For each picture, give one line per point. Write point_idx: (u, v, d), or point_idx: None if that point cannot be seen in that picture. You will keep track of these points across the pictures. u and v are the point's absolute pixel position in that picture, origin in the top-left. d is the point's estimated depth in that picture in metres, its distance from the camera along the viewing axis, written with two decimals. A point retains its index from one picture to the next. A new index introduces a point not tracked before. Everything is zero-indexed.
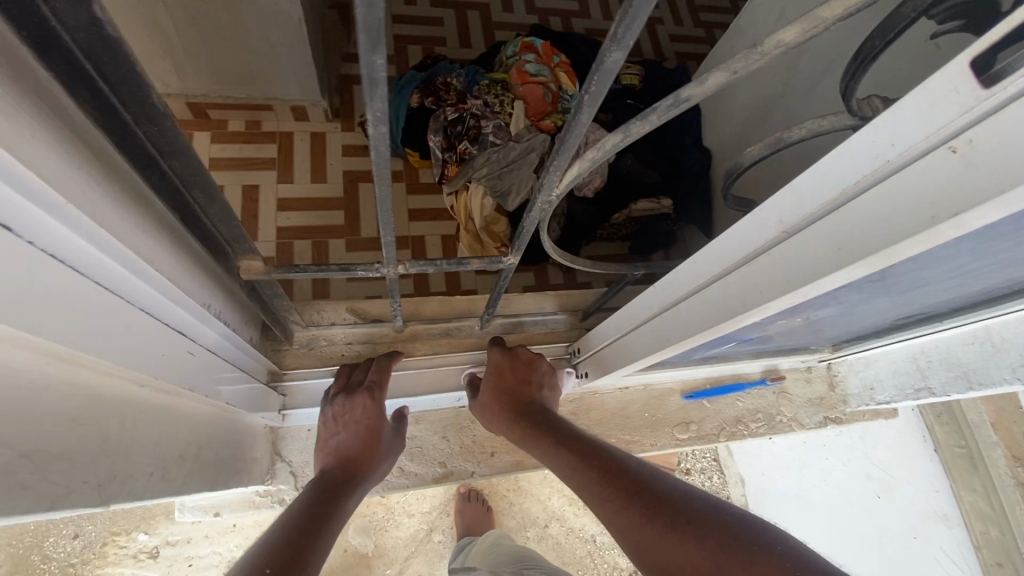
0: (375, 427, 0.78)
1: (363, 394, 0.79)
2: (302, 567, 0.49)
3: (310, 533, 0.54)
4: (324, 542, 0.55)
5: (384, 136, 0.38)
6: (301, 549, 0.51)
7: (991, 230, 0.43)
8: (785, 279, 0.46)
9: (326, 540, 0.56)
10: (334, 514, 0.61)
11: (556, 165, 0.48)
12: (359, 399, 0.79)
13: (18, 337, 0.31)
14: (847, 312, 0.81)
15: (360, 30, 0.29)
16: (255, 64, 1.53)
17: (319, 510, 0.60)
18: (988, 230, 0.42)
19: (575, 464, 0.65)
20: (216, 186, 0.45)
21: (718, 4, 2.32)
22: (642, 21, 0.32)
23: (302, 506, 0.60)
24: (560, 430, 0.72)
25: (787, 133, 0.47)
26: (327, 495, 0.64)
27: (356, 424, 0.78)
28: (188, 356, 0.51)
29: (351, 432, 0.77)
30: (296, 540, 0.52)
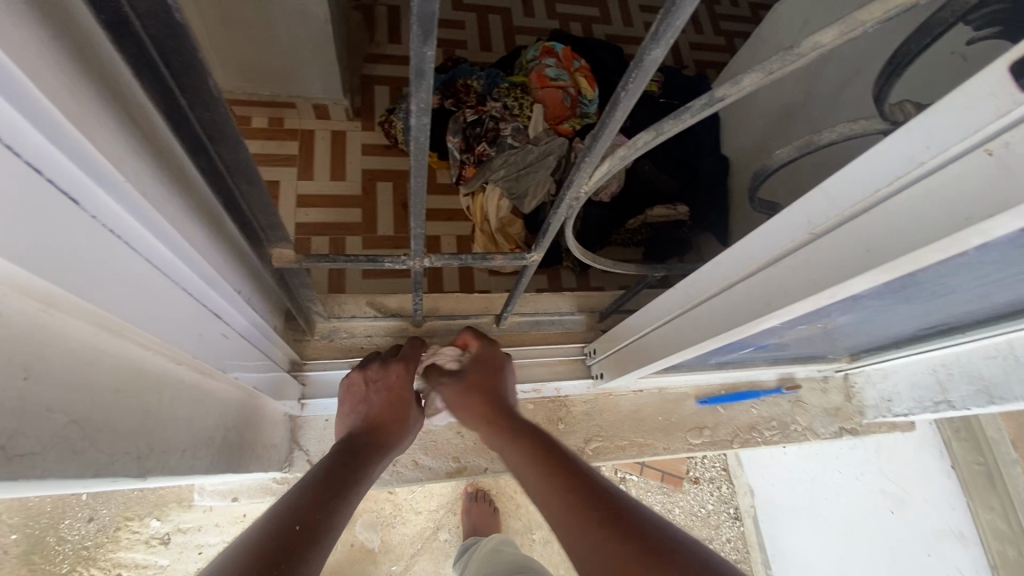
0: (404, 398, 0.78)
1: (396, 365, 0.80)
2: (319, 532, 0.49)
3: (330, 498, 0.54)
4: (344, 508, 0.55)
5: (426, 128, 0.39)
6: (320, 514, 0.51)
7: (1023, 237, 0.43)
8: (812, 281, 0.47)
9: (346, 505, 0.56)
10: (355, 480, 0.61)
11: (586, 163, 0.48)
12: (393, 370, 0.80)
13: (77, 308, 0.33)
14: (868, 320, 0.80)
15: (413, 21, 0.30)
16: (281, 61, 1.56)
17: (342, 475, 0.60)
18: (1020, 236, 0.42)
19: (534, 459, 0.60)
20: (257, 174, 0.47)
21: (739, 13, 2.32)
22: (682, 20, 0.33)
23: (323, 471, 0.59)
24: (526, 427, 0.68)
25: (817, 137, 0.48)
26: (351, 459, 0.64)
27: (386, 392, 0.78)
28: (221, 338, 0.52)
29: (380, 400, 0.77)
30: (316, 504, 0.52)
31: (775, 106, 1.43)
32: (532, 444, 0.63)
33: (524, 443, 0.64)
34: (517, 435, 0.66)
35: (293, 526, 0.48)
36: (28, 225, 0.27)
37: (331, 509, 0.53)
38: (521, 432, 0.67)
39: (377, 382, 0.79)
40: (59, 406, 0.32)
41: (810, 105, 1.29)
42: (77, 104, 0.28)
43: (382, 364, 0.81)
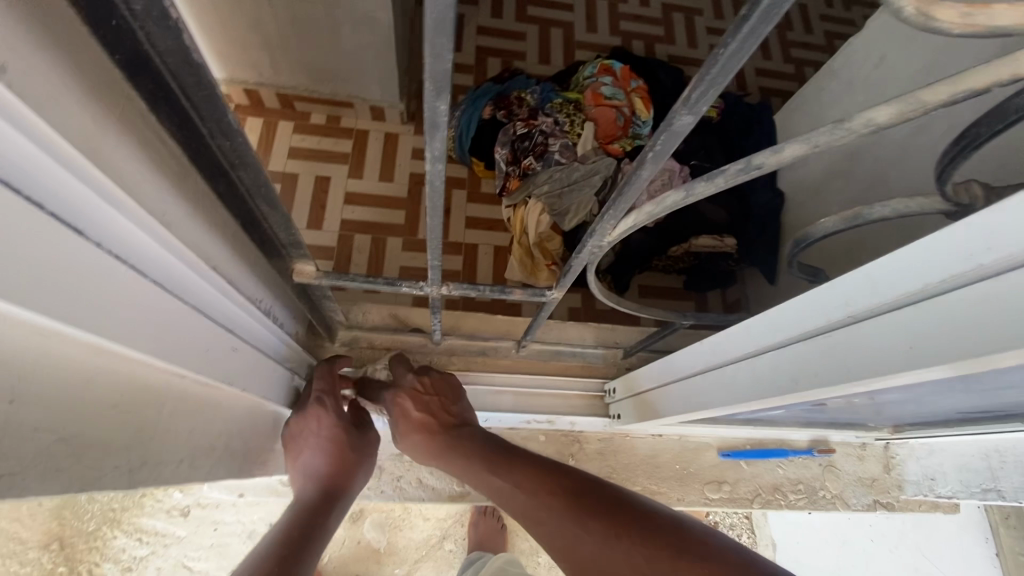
0: (336, 437, 0.74)
1: (330, 408, 0.75)
2: None
3: None
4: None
5: (440, 173, 0.38)
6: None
7: None
8: (844, 368, 0.42)
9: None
10: (307, 551, 0.60)
11: (610, 213, 0.46)
12: (311, 413, 0.75)
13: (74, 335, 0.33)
14: (915, 397, 0.74)
15: (426, 78, 0.29)
16: (342, 63, 1.61)
17: (285, 551, 0.58)
18: None
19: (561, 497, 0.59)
20: (277, 197, 0.47)
21: (813, 43, 2.22)
22: (718, 90, 0.31)
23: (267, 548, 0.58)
24: (520, 456, 0.67)
25: (867, 210, 0.44)
26: (304, 530, 0.62)
27: (316, 438, 0.74)
28: (230, 351, 0.53)
29: (314, 447, 0.73)
30: None
31: (839, 148, 1.35)
32: (547, 468, 0.64)
33: (501, 469, 0.66)
34: (492, 459, 0.68)
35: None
36: (25, 254, 0.27)
37: None
38: (501, 452, 0.68)
39: (310, 429, 0.74)
40: (49, 424, 0.33)
41: (877, 151, 1.21)
42: (89, 136, 0.29)
43: (308, 405, 0.75)
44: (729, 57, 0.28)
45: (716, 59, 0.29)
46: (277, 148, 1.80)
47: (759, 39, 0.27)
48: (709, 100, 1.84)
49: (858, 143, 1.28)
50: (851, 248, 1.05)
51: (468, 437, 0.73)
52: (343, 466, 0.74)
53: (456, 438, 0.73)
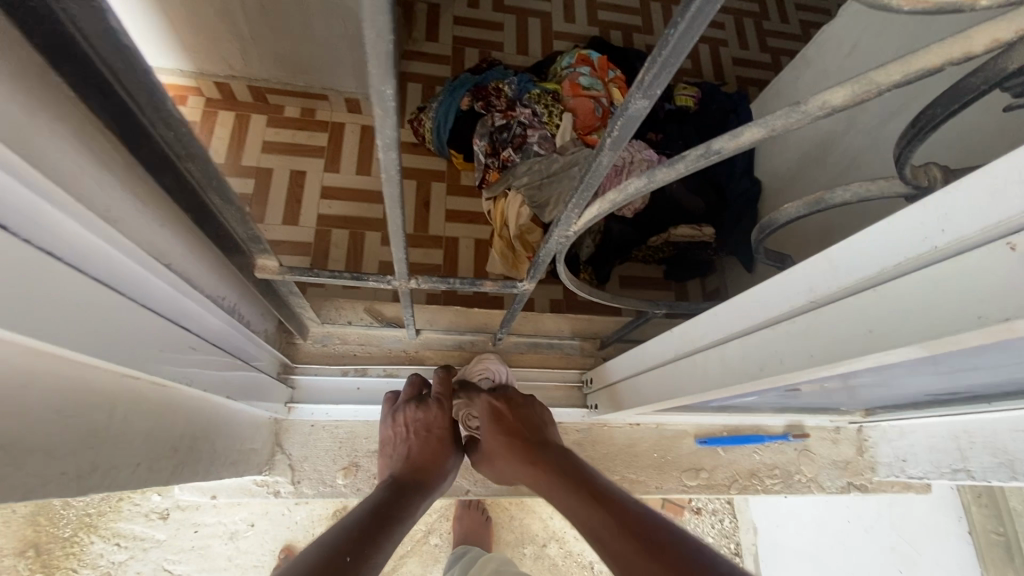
0: (440, 434, 0.78)
1: (444, 409, 0.81)
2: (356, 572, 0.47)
3: (373, 536, 0.53)
4: (388, 547, 0.55)
5: (394, 162, 0.37)
6: (368, 547, 0.51)
7: None
8: (808, 354, 0.42)
9: (390, 542, 0.55)
10: (402, 519, 0.60)
11: (573, 203, 0.45)
12: (429, 409, 0.80)
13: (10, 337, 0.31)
14: (885, 381, 0.75)
15: (368, 60, 0.28)
16: (315, 54, 1.57)
17: (381, 512, 0.59)
18: None
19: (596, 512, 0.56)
20: (231, 189, 0.45)
21: (787, 32, 2.23)
22: (672, 72, 0.30)
23: (368, 508, 0.59)
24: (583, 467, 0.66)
25: (829, 194, 0.44)
26: (398, 499, 0.63)
27: (422, 430, 0.77)
28: (188, 349, 0.52)
29: (418, 435, 0.77)
30: (361, 539, 0.52)
31: (813, 136, 1.36)
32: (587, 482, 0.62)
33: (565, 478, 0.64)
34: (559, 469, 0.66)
35: (350, 554, 0.49)
36: None
37: (371, 551, 0.51)
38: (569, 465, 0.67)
39: (424, 422, 0.78)
40: None
41: (849, 139, 1.22)
42: (15, 131, 0.27)
43: (427, 402, 0.81)
44: (679, 38, 0.28)
45: (668, 39, 0.28)
46: (250, 142, 1.75)
47: (708, 19, 0.27)
48: (686, 89, 1.85)
49: (831, 132, 1.29)
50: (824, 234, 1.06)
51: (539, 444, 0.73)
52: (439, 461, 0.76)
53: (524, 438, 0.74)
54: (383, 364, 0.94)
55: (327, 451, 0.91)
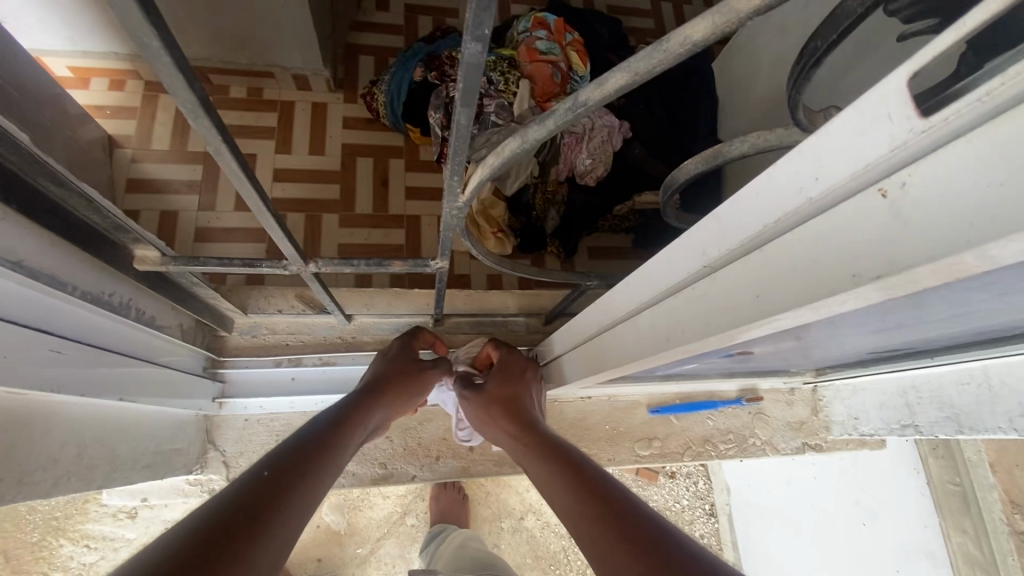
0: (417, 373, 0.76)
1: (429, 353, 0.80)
2: (278, 503, 0.44)
3: (307, 464, 0.50)
4: (327, 477, 0.52)
5: (210, 130, 0.35)
6: (300, 475, 0.48)
7: (971, 283, 0.33)
8: (705, 323, 0.39)
9: (331, 469, 0.53)
10: (346, 444, 0.58)
11: (450, 171, 0.41)
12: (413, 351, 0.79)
13: None
14: (827, 341, 0.73)
15: (122, 15, 0.25)
16: (249, 27, 1.48)
17: (326, 436, 0.56)
18: (964, 283, 0.33)
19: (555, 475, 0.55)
20: (61, 170, 0.43)
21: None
22: (496, 9, 0.26)
23: (313, 431, 0.56)
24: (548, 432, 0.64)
25: (727, 147, 0.40)
26: (348, 423, 0.61)
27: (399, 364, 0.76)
28: (50, 354, 0.47)
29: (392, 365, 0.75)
30: (289, 468, 0.49)
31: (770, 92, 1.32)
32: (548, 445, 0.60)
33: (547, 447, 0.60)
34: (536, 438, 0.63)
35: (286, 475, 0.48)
36: None
37: (305, 480, 0.48)
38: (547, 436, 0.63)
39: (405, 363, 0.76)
40: None
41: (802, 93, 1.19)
42: None
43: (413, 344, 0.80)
44: None
45: None
46: (193, 124, 1.63)
47: None
48: None
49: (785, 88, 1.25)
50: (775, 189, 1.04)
51: (527, 407, 0.70)
52: (405, 400, 0.75)
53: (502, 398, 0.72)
54: (318, 352, 0.90)
55: (263, 445, 0.87)
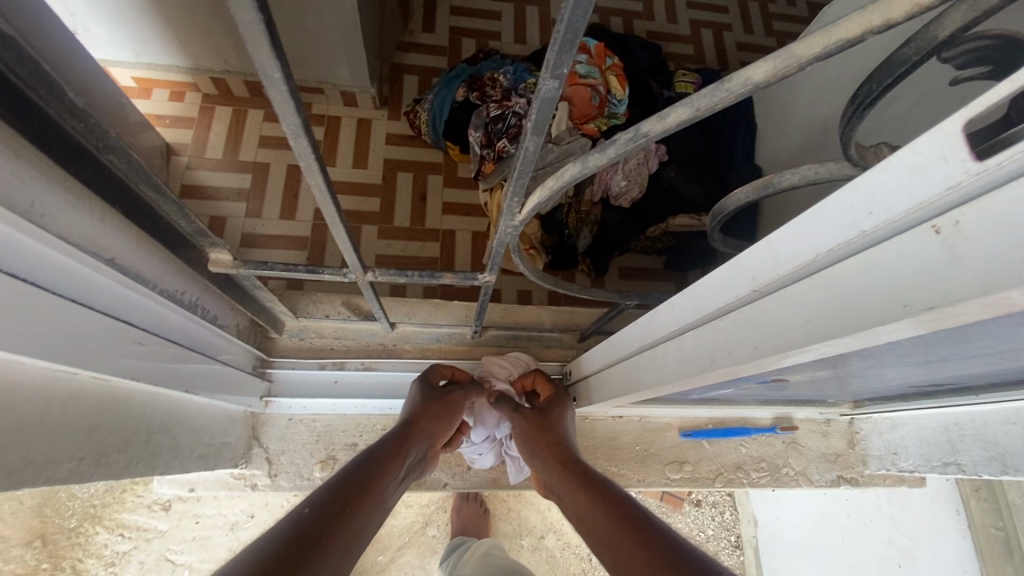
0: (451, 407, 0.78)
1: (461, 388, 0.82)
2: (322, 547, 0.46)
3: (348, 509, 0.52)
4: (368, 522, 0.54)
5: (305, 149, 0.38)
6: (341, 520, 0.50)
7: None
8: (751, 346, 0.41)
9: (371, 513, 0.55)
10: (385, 484, 0.59)
11: (511, 193, 0.44)
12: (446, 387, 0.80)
13: None
14: (866, 372, 0.73)
15: (248, 46, 0.28)
16: (306, 47, 1.56)
17: (366, 476, 0.58)
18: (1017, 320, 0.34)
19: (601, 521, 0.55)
20: (161, 181, 0.45)
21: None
22: (576, 49, 0.29)
23: (354, 472, 0.58)
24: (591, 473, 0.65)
25: (777, 178, 0.42)
26: (388, 463, 0.62)
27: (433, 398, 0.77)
28: (132, 344, 0.51)
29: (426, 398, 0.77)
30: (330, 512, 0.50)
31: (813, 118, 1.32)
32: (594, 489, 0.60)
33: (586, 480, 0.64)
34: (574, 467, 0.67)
35: (344, 507, 0.52)
36: None
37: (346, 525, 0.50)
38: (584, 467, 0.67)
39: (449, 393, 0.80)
40: None
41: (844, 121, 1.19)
42: None
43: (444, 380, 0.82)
44: (573, 13, 0.26)
45: (561, 17, 0.27)
46: (247, 136, 1.73)
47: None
48: (686, 76, 1.83)
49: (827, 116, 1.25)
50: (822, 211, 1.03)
51: (564, 445, 0.71)
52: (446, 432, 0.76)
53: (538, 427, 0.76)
54: (360, 357, 0.94)
55: (303, 444, 0.90)
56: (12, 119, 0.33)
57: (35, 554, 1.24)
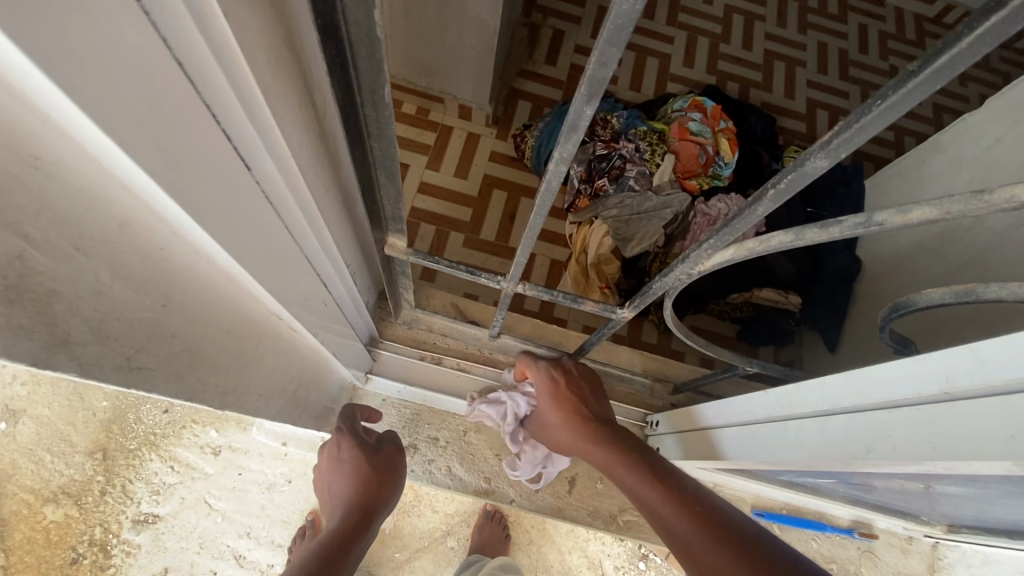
0: (378, 465, 0.81)
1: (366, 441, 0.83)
2: None
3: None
4: None
5: (559, 175, 0.41)
6: None
7: None
8: (928, 445, 0.41)
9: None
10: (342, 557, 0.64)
11: (709, 243, 0.47)
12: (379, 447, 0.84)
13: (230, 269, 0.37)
14: (983, 498, 0.70)
15: (583, 82, 0.31)
16: (441, 60, 1.63)
17: (331, 550, 0.64)
18: None
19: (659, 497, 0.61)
20: (398, 172, 0.49)
21: (947, 91, 2.01)
22: (863, 139, 0.32)
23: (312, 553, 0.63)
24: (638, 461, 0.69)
25: (982, 289, 0.43)
26: (344, 538, 0.68)
27: (372, 460, 0.81)
28: (319, 305, 0.57)
29: (350, 463, 0.80)
30: None
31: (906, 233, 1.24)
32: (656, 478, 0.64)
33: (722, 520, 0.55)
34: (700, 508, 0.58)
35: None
36: (220, 183, 0.31)
37: None
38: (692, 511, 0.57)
39: (368, 453, 0.81)
40: (179, 333, 0.36)
41: (941, 241, 1.11)
42: (274, 91, 0.32)
43: (361, 437, 0.84)
44: (887, 108, 0.30)
45: (872, 107, 0.30)
46: None
47: (920, 98, 0.29)
48: None
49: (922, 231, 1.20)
50: (925, 350, 0.93)
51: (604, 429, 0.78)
52: (390, 494, 0.81)
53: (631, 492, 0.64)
54: (457, 358, 0.98)
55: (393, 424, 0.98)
56: (335, 77, 0.38)
57: (93, 466, 1.16)
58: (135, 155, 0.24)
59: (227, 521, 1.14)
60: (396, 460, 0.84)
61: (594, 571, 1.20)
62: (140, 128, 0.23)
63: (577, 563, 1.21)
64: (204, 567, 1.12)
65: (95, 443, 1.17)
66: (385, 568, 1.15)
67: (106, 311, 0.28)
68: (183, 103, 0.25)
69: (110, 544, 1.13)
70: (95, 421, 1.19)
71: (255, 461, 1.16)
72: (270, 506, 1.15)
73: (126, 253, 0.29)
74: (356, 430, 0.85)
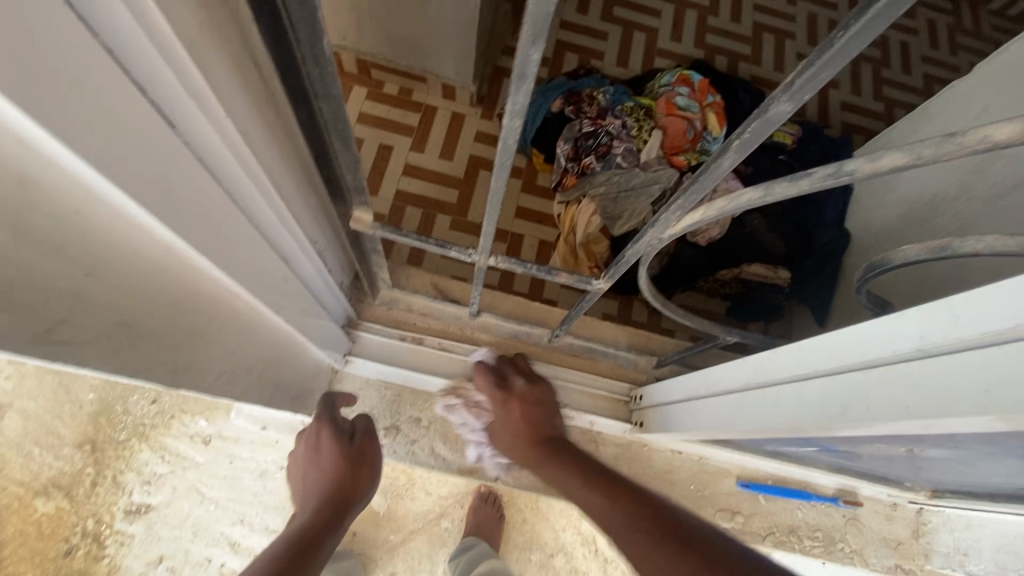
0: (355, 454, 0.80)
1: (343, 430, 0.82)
2: None
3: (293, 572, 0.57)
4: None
5: (515, 130, 0.39)
6: None
7: None
8: (904, 405, 0.40)
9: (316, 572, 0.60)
10: (317, 547, 0.64)
11: (678, 203, 0.46)
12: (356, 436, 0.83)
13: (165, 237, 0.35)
14: (965, 461, 0.69)
15: (527, 21, 0.29)
16: (421, 38, 1.58)
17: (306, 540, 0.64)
18: None
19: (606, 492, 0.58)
20: (353, 137, 0.47)
21: (936, 58, 1.97)
22: (827, 78, 0.30)
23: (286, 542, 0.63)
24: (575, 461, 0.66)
25: (959, 242, 0.41)
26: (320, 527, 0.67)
27: (349, 449, 0.80)
28: (282, 281, 0.55)
29: (328, 452, 0.79)
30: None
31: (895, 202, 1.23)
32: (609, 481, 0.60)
33: (666, 544, 0.48)
34: (647, 526, 0.51)
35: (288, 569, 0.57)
36: (140, 141, 0.29)
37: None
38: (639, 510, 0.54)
39: (344, 443, 0.81)
40: (111, 305, 0.34)
41: (931, 209, 1.10)
42: (196, 40, 0.29)
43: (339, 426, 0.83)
44: (850, 40, 0.28)
45: (834, 41, 0.28)
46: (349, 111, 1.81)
47: (884, 26, 0.27)
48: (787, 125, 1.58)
49: (909, 199, 1.18)
50: (909, 305, 0.93)
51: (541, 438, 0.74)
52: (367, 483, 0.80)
53: (574, 503, 0.60)
54: (439, 338, 0.97)
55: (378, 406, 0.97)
56: (268, 28, 0.36)
57: (82, 459, 1.14)
58: (24, 103, 0.21)
59: (221, 509, 1.13)
60: (375, 450, 0.84)
61: (587, 547, 1.21)
62: (32, 76, 0.21)
63: (571, 540, 1.21)
64: (199, 555, 1.12)
65: (82, 435, 1.15)
66: (379, 550, 1.15)
67: (14, 277, 0.26)
68: (79, 46, 0.23)
69: (103, 535, 1.12)
70: (82, 415, 1.16)
71: (246, 449, 1.15)
72: (262, 493, 1.14)
73: (33, 215, 0.26)
74: (335, 420, 0.84)
